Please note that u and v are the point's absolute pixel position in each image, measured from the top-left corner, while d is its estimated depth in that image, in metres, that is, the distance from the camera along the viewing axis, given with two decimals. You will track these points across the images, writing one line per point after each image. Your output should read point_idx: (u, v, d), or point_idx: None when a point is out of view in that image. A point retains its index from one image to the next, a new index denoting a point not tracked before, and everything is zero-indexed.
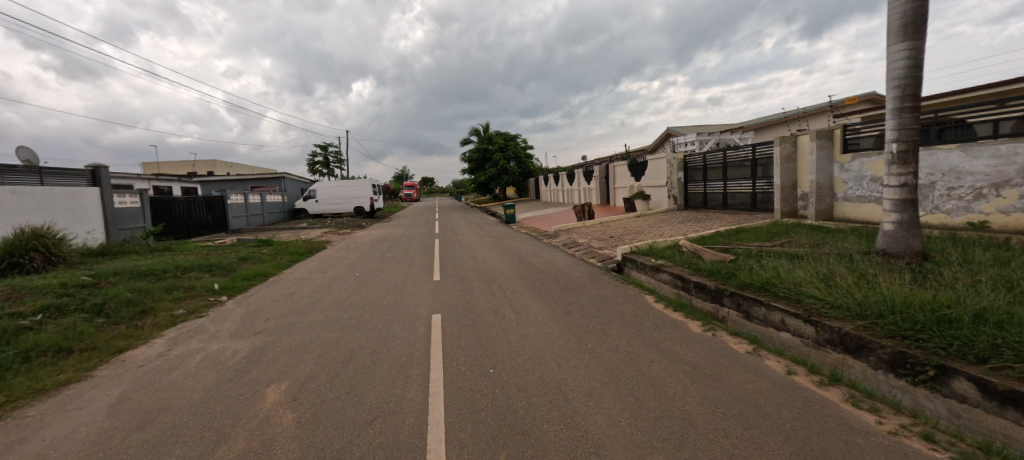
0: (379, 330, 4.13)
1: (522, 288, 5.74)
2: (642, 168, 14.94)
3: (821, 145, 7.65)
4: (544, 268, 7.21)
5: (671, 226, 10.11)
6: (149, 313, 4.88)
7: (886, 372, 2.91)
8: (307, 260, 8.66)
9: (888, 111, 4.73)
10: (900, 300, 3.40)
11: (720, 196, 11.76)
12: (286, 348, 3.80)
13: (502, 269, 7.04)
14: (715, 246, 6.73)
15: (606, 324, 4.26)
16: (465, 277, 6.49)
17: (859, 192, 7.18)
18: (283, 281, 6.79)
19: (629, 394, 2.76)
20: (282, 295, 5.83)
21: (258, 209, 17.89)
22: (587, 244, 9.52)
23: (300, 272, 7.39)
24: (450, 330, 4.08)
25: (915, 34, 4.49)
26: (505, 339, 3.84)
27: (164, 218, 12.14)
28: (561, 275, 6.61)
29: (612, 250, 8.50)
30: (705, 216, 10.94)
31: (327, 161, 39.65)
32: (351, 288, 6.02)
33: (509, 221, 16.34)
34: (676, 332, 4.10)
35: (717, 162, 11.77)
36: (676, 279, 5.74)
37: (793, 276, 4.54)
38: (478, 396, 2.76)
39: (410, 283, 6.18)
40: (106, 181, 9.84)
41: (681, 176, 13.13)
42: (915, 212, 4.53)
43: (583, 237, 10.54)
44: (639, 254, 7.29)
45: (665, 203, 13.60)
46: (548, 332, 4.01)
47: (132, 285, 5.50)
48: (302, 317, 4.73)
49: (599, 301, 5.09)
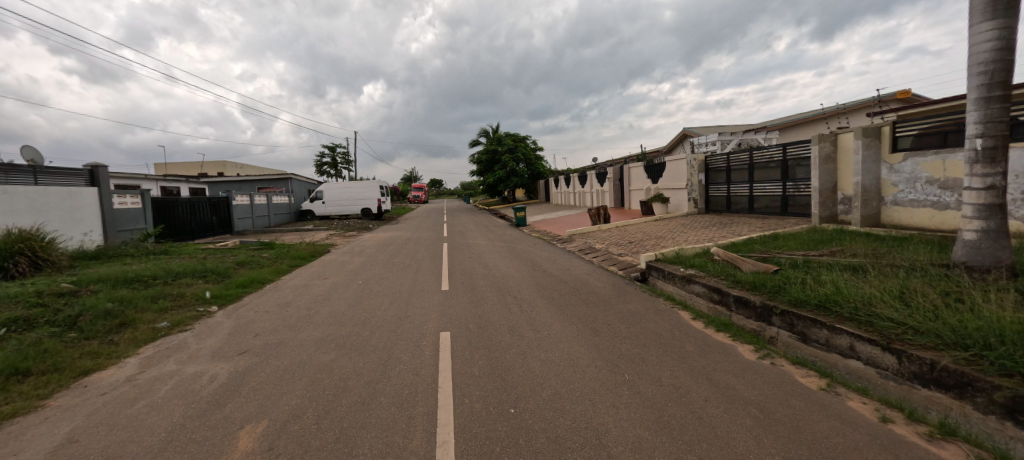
0: (380, 353, 3.59)
1: (539, 300, 5.17)
2: (659, 169, 14.27)
3: (868, 143, 6.89)
4: (562, 276, 6.61)
5: (695, 231, 9.45)
6: (127, 327, 4.40)
7: (1001, 420, 2.30)
8: (308, 265, 8.20)
9: (969, 102, 4.06)
10: (1011, 328, 2.78)
11: (745, 199, 11.07)
12: (272, 373, 3.28)
13: (516, 277, 6.51)
14: (752, 255, 6.09)
15: (641, 348, 3.65)
16: (475, 287, 5.90)
17: (912, 195, 6.47)
18: (280, 288, 6.31)
19: (689, 450, 2.17)
20: (277, 306, 5.32)
21: (264, 210, 17.61)
22: (605, 250, 8.96)
23: (299, 278, 6.92)
24: (461, 354, 3.52)
25: (1005, 11, 3.82)
26: (525, 366, 3.28)
27: (164, 219, 11.81)
28: (581, 285, 6.00)
29: (633, 257, 7.89)
30: (729, 220, 10.26)
31: (336, 163, 39.51)
32: (351, 299, 5.48)
33: (520, 224, 15.82)
34: (726, 358, 3.47)
35: (742, 163, 11.07)
36: (713, 292, 5.18)
37: (857, 292, 3.95)
38: (498, 448, 2.20)
39: (415, 294, 5.60)
40: (105, 181, 9.51)
41: (701, 177, 12.42)
42: (1005, 219, 3.86)
43: (599, 242, 9.94)
44: (665, 262, 6.72)
45: (685, 207, 12.86)
46: (575, 359, 3.41)
47: (114, 293, 5.03)
48: (295, 334, 4.20)
49: (628, 319, 4.47)
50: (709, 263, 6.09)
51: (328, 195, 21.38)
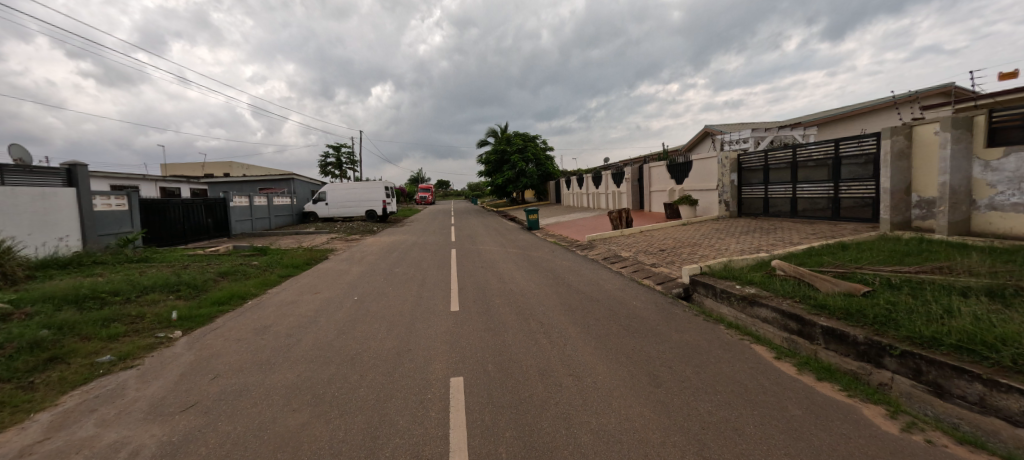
0: (370, 412, 2.62)
1: (571, 328, 4.17)
2: (685, 169, 13.19)
3: (957, 136, 5.78)
4: (591, 293, 5.62)
5: (734, 238, 8.39)
6: (58, 363, 3.51)
7: None
8: (301, 275, 7.32)
9: None
10: None
11: (786, 201, 9.97)
12: (216, 447, 2.32)
13: (539, 295, 5.50)
14: (826, 270, 5.03)
15: (728, 409, 2.63)
16: (490, 307, 4.91)
17: (1015, 199, 5.33)
18: (263, 306, 5.39)
19: None
20: (253, 331, 4.39)
21: (264, 212, 16.86)
22: (634, 259, 7.95)
23: (287, 293, 6.01)
24: (480, 417, 2.53)
25: None
26: (573, 441, 2.28)
27: (154, 222, 11.05)
28: (617, 306, 4.98)
29: (670, 268, 6.86)
30: (771, 225, 9.18)
31: (342, 163, 38.93)
32: (342, 322, 4.53)
33: (532, 227, 14.87)
34: (856, 429, 2.44)
35: (783, 161, 9.97)
36: (789, 319, 4.15)
37: (1013, 331, 2.90)
38: None
39: (419, 316, 4.63)
40: (85, 181, 8.74)
41: (734, 177, 11.33)
42: None
43: (625, 249, 8.91)
44: (714, 276, 5.70)
45: (715, 210, 11.77)
46: (643, 429, 2.39)
47: (55, 316, 4.14)
48: (265, 376, 3.25)
49: (690, 357, 3.46)
50: (774, 280, 5.03)
51: (331, 197, 20.64)
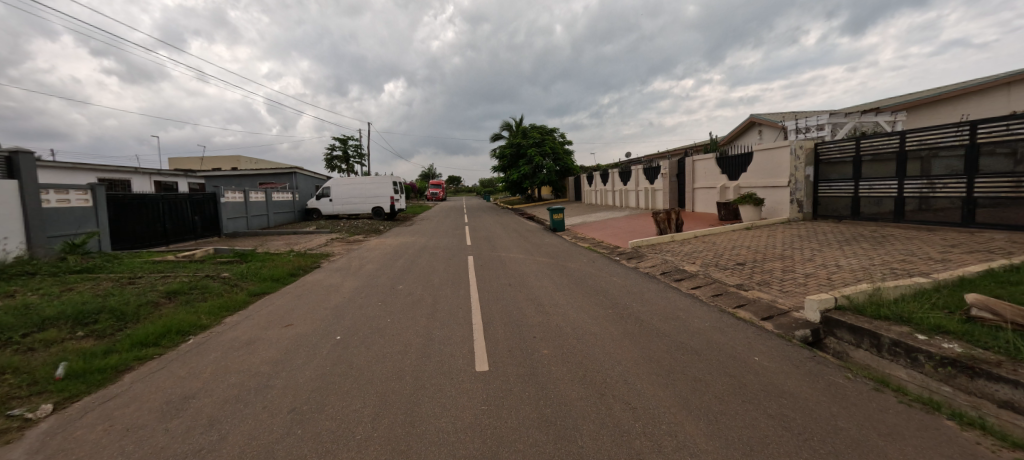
0: None
1: (692, 423, 2.39)
2: (741, 162, 11.23)
3: None
4: (677, 337, 3.81)
5: (837, 249, 6.44)
6: None
7: None
8: (277, 294, 5.68)
9: None
10: None
11: (887, 201, 7.97)
12: None
13: (604, 341, 3.70)
14: None
15: None
16: (538, 367, 3.15)
17: None
18: (204, 350, 3.72)
19: None
20: (161, 409, 2.70)
21: (261, 209, 15.44)
22: (707, 275, 6.12)
23: (247, 326, 4.35)
24: None
25: None
26: None
27: (125, 221, 9.60)
28: (736, 368, 3.16)
29: (770, 293, 5.02)
30: (876, 232, 7.21)
31: (350, 157, 37.50)
32: (305, 394, 2.82)
33: (557, 229, 13.11)
34: None
35: (882, 151, 7.96)
36: None
37: None
38: None
39: (427, 383, 2.91)
40: (29, 171, 7.27)
41: (810, 172, 9.35)
42: None
43: (688, 261, 7.06)
44: (862, 316, 3.82)
45: (784, 211, 9.80)
46: None
47: None
48: None
49: None
50: (1008, 340, 2.99)
51: (336, 193, 19.16)
